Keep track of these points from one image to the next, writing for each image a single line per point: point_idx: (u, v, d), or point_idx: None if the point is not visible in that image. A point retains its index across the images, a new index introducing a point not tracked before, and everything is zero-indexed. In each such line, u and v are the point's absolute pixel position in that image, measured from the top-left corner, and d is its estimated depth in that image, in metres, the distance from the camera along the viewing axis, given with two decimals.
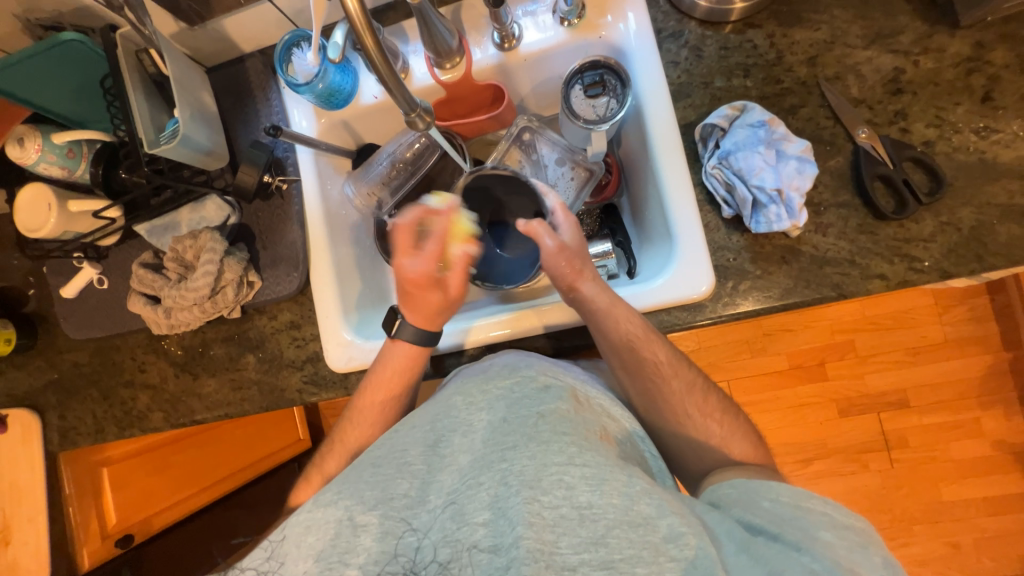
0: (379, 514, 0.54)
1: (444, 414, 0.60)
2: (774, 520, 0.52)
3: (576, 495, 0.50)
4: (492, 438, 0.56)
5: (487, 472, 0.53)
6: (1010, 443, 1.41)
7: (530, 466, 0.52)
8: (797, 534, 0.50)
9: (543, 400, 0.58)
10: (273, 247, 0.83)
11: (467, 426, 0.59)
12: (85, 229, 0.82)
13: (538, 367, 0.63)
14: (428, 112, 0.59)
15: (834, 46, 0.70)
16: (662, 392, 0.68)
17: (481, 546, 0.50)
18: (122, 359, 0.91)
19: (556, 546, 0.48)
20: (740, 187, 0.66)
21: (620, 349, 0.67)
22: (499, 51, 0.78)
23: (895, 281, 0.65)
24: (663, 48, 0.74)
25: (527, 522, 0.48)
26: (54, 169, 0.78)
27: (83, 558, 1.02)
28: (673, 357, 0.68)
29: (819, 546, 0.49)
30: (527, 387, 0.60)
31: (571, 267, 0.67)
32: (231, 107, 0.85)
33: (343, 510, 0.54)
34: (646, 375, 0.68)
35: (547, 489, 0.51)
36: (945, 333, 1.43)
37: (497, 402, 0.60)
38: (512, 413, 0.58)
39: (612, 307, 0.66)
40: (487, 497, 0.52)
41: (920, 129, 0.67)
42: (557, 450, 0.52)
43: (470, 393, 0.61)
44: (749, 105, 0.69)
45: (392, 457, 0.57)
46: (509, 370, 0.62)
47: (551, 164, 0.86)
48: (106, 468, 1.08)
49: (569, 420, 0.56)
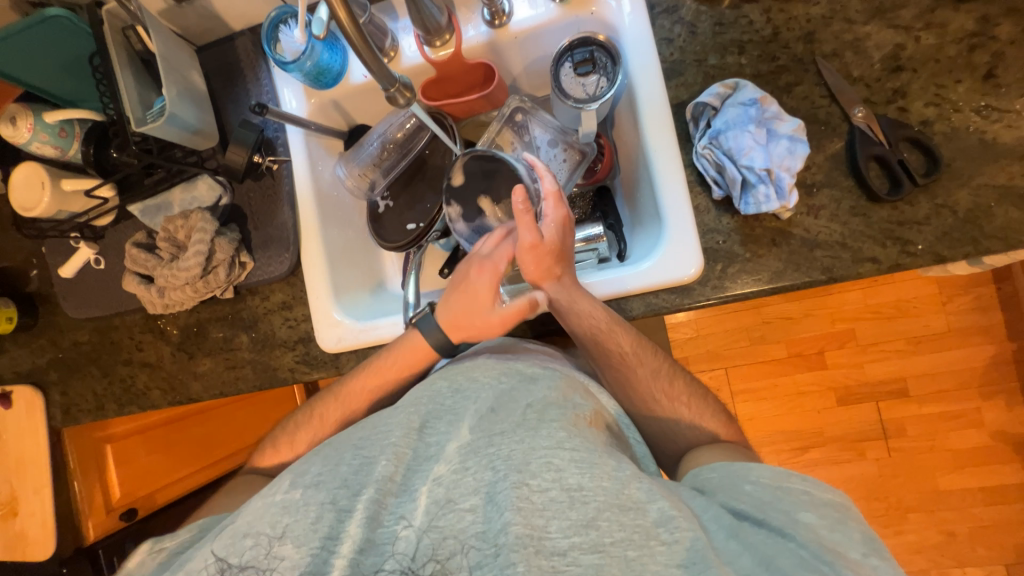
0: (366, 499, 0.52)
1: (431, 399, 0.60)
2: (757, 504, 0.51)
3: (566, 479, 0.50)
4: (480, 424, 0.55)
5: (474, 457, 0.52)
6: (1009, 433, 1.40)
7: (518, 450, 0.52)
8: (781, 518, 0.49)
9: (530, 389, 0.58)
10: (264, 228, 0.84)
11: (455, 412, 0.58)
12: (79, 208, 0.83)
13: (523, 355, 0.64)
14: (408, 87, 0.58)
15: (833, 21, 0.68)
16: (630, 383, 0.69)
17: (471, 535, 0.49)
18: (120, 338, 0.93)
19: (545, 531, 0.48)
20: (729, 167, 0.65)
21: (586, 344, 0.68)
22: (489, 28, 0.77)
23: (887, 265, 0.64)
24: (657, 24, 0.72)
25: (516, 507, 0.48)
26: (47, 148, 0.78)
27: (87, 530, 1.05)
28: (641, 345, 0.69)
29: (802, 529, 0.48)
30: (514, 377, 0.60)
31: (536, 267, 0.67)
32: (221, 86, 0.84)
33: (326, 492, 0.53)
34: (615, 368, 0.69)
35: (536, 472, 0.50)
36: (947, 322, 1.41)
37: (485, 390, 0.59)
38: (501, 402, 0.57)
39: (572, 303, 0.67)
40: (473, 482, 0.51)
41: (918, 108, 0.65)
42: (546, 435, 0.52)
43: (457, 378, 0.61)
44: (741, 83, 0.67)
45: (376, 439, 0.56)
46: (496, 360, 0.63)
47: (543, 146, 0.85)
48: (109, 445, 1.11)
49: (557, 407, 0.56)
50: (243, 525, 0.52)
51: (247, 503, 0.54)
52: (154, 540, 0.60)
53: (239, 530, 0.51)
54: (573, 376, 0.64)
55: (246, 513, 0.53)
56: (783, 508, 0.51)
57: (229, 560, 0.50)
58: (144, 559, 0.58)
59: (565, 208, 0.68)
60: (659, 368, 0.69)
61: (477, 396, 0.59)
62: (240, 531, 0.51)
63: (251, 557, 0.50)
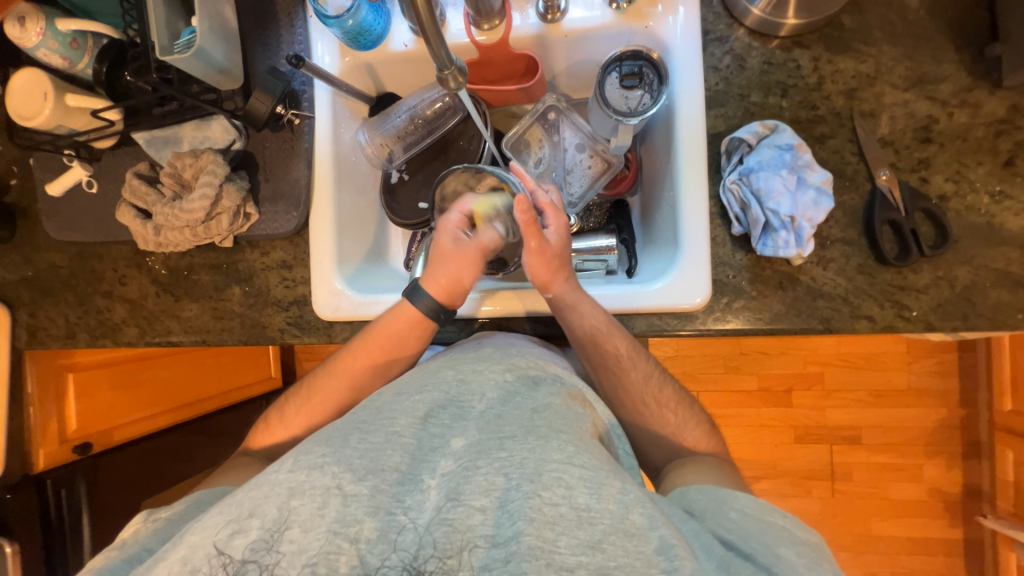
0: (370, 486, 0.52)
1: (437, 387, 0.62)
2: (743, 535, 0.53)
3: (574, 497, 0.51)
4: (486, 427, 0.57)
5: (484, 458, 0.54)
6: (945, 493, 1.49)
7: (529, 458, 0.53)
8: (764, 551, 0.51)
9: (534, 396, 0.61)
10: (276, 181, 0.81)
11: (459, 408, 0.60)
12: (80, 127, 0.78)
13: (527, 355, 0.67)
14: (462, 73, 0.57)
15: (875, 82, 0.69)
16: (623, 385, 0.71)
17: (479, 535, 0.50)
18: (102, 268, 0.89)
19: (554, 544, 0.48)
20: (754, 208, 0.66)
21: (583, 345, 0.70)
22: (541, 21, 0.75)
23: (881, 325, 0.67)
24: (708, 51, 0.73)
25: (529, 518, 0.49)
26: (54, 57, 0.73)
27: (39, 460, 1.01)
28: (634, 349, 0.70)
29: (779, 564, 0.50)
30: (521, 379, 0.63)
31: (549, 271, 0.69)
32: (251, 26, 0.80)
33: (331, 476, 0.52)
34: (612, 371, 0.70)
35: (548, 486, 0.51)
36: (910, 380, 1.48)
37: (495, 386, 0.62)
38: (507, 403, 0.60)
39: (580, 304, 0.69)
40: (484, 483, 0.52)
41: (938, 181, 0.68)
42: (557, 447, 0.53)
43: (462, 369, 0.64)
44: (781, 126, 0.68)
45: (379, 424, 0.58)
46: (501, 356, 0.66)
47: (570, 149, 0.85)
48: (72, 374, 1.07)
49: (563, 417, 0.58)
50: (251, 502, 0.51)
51: (246, 485, 0.54)
52: (151, 513, 0.62)
53: (244, 508, 0.51)
54: (575, 386, 0.66)
55: (249, 491, 0.53)
56: (756, 536, 0.52)
57: (231, 553, 0.49)
58: (139, 526, 0.60)
59: (564, 219, 0.73)
60: (648, 368, 0.71)
61: (482, 392, 0.62)
62: (245, 509, 0.51)
63: (257, 544, 0.49)
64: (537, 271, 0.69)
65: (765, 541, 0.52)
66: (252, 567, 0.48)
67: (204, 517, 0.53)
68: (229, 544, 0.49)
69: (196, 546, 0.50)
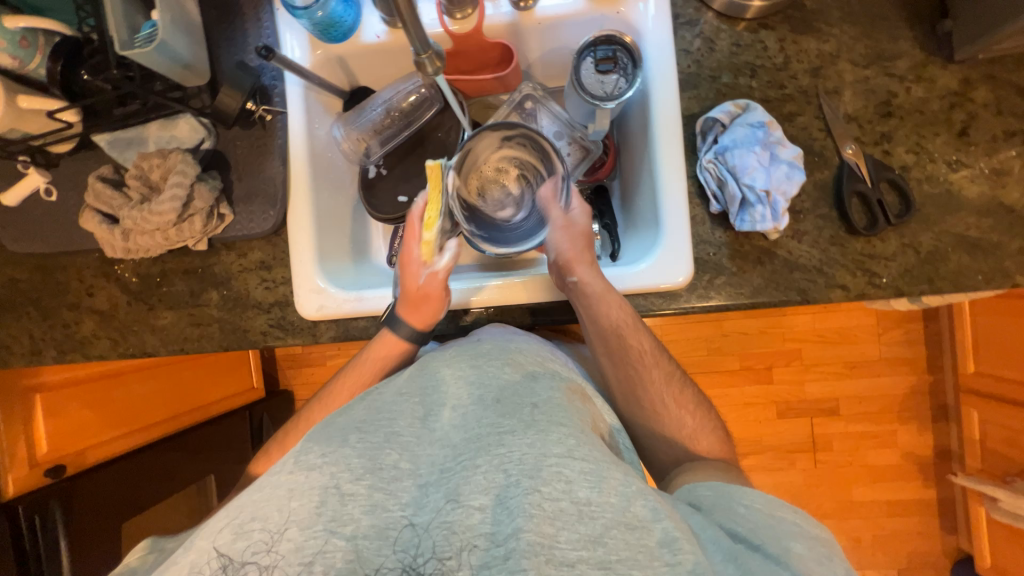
0: (369, 485, 0.52)
1: (434, 388, 0.63)
2: (755, 528, 0.54)
3: (575, 491, 0.51)
4: (486, 418, 0.57)
5: (485, 455, 0.53)
6: (918, 456, 1.57)
7: (529, 454, 0.53)
8: (775, 545, 0.52)
9: (534, 389, 0.61)
10: (249, 180, 0.79)
11: (457, 401, 0.60)
12: (34, 130, 0.74)
13: (525, 351, 0.67)
14: (439, 57, 0.56)
15: (837, 60, 0.72)
16: (641, 380, 0.72)
17: (479, 533, 0.49)
18: (67, 280, 0.85)
19: (554, 540, 0.48)
20: (731, 184, 0.68)
21: (606, 333, 0.70)
22: (514, 9, 0.75)
23: (854, 293, 0.70)
24: (678, 34, 0.74)
25: (528, 515, 0.49)
26: (3, 57, 0.69)
27: (6, 485, 0.96)
28: (655, 348, 0.73)
29: (790, 556, 0.51)
30: (517, 372, 0.63)
31: (577, 247, 0.71)
32: (215, 21, 0.78)
33: (330, 476, 0.52)
34: (630, 363, 0.72)
35: (548, 481, 0.51)
36: (881, 351, 1.55)
37: (488, 383, 0.62)
38: (505, 394, 0.60)
39: (606, 292, 0.69)
40: (483, 482, 0.52)
41: (900, 153, 0.71)
42: (557, 440, 0.53)
43: (460, 365, 0.64)
44: (752, 105, 0.70)
45: (380, 427, 0.57)
46: (499, 351, 0.66)
47: (549, 137, 0.84)
48: (39, 395, 1.04)
49: (563, 411, 0.58)
50: (251, 507, 0.51)
51: (246, 488, 0.54)
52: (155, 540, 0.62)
53: (247, 512, 0.51)
54: (574, 381, 0.67)
55: (253, 493, 0.53)
56: (765, 529, 0.53)
57: (232, 555, 0.49)
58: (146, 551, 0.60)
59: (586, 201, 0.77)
60: (662, 361, 0.73)
61: (479, 384, 0.62)
62: (245, 514, 0.51)
63: (257, 545, 0.49)
64: (562, 250, 0.71)
65: (775, 536, 0.53)
66: (251, 567, 0.48)
67: (210, 521, 0.53)
68: (235, 555, 0.49)
69: (201, 552, 0.50)
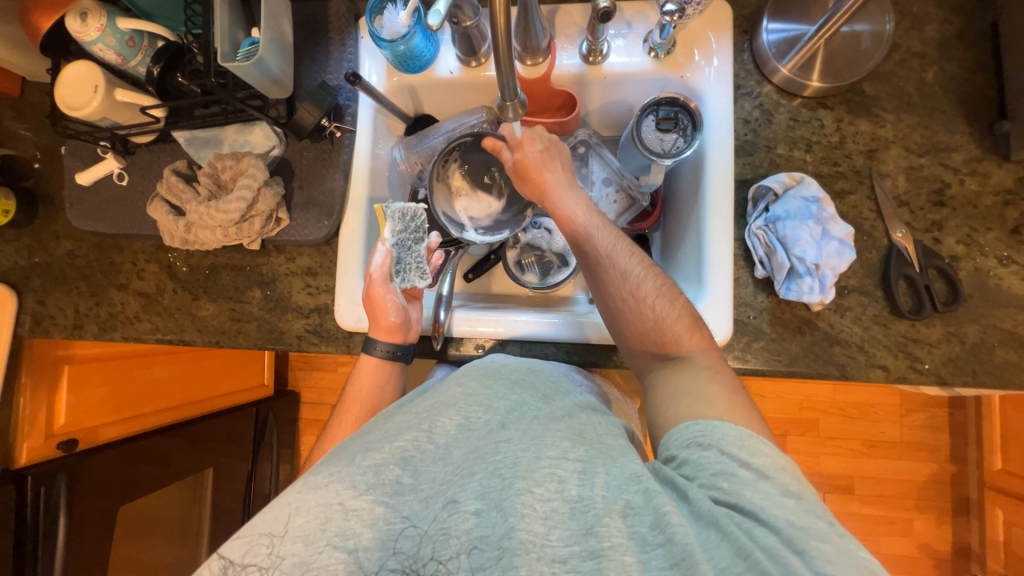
0: (371, 499, 0.52)
1: (442, 400, 0.61)
2: (723, 472, 0.50)
3: (567, 489, 0.51)
4: (488, 435, 0.56)
5: (481, 463, 0.53)
6: (934, 549, 1.49)
7: (523, 457, 0.53)
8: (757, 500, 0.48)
9: (537, 408, 0.60)
10: (310, 190, 0.82)
11: (465, 419, 0.59)
12: (122, 121, 0.80)
13: (543, 376, 0.66)
14: (521, 105, 0.66)
15: (892, 145, 0.74)
16: (614, 284, 0.66)
17: (475, 536, 0.49)
18: (121, 261, 0.88)
19: (546, 538, 0.48)
20: (780, 253, 0.69)
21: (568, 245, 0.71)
22: (583, 62, 0.80)
23: (894, 375, 0.69)
24: (738, 103, 0.77)
25: (521, 514, 0.49)
26: (109, 52, 0.74)
27: (20, 454, 0.97)
28: (620, 244, 0.68)
29: (769, 511, 0.47)
30: (527, 392, 0.62)
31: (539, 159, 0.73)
32: (303, 41, 0.84)
33: (334, 493, 0.52)
34: (596, 270, 0.68)
35: (540, 481, 0.51)
36: (903, 433, 1.50)
37: (496, 403, 0.60)
38: (511, 413, 0.59)
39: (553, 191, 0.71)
40: (480, 487, 0.52)
41: (950, 243, 0.71)
42: (550, 444, 0.54)
43: (470, 384, 0.63)
44: (807, 179, 0.72)
45: (386, 439, 0.57)
46: (513, 376, 0.65)
47: (597, 182, 0.87)
48: (68, 366, 1.05)
49: (560, 421, 0.58)
50: (261, 525, 0.51)
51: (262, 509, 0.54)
52: None
53: (254, 530, 0.51)
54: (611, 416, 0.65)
55: (264, 513, 0.53)
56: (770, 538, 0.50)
57: (232, 557, 0.49)
58: None
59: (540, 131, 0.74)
60: (632, 271, 0.66)
61: (488, 405, 0.60)
62: (255, 530, 0.51)
63: (259, 555, 0.49)
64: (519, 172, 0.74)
65: (752, 485, 0.49)
66: (252, 568, 0.48)
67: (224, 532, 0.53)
68: (233, 558, 0.49)
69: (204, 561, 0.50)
